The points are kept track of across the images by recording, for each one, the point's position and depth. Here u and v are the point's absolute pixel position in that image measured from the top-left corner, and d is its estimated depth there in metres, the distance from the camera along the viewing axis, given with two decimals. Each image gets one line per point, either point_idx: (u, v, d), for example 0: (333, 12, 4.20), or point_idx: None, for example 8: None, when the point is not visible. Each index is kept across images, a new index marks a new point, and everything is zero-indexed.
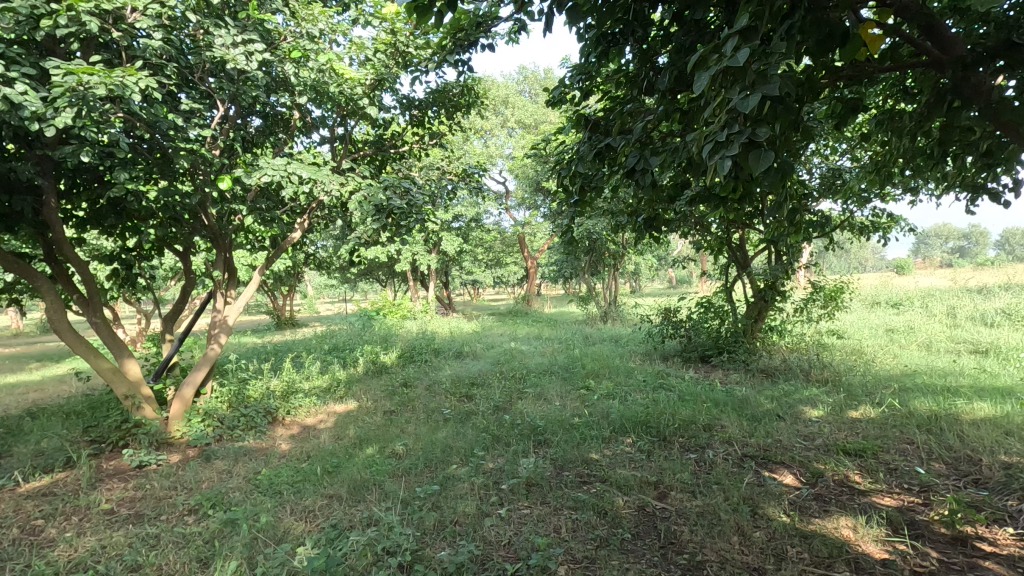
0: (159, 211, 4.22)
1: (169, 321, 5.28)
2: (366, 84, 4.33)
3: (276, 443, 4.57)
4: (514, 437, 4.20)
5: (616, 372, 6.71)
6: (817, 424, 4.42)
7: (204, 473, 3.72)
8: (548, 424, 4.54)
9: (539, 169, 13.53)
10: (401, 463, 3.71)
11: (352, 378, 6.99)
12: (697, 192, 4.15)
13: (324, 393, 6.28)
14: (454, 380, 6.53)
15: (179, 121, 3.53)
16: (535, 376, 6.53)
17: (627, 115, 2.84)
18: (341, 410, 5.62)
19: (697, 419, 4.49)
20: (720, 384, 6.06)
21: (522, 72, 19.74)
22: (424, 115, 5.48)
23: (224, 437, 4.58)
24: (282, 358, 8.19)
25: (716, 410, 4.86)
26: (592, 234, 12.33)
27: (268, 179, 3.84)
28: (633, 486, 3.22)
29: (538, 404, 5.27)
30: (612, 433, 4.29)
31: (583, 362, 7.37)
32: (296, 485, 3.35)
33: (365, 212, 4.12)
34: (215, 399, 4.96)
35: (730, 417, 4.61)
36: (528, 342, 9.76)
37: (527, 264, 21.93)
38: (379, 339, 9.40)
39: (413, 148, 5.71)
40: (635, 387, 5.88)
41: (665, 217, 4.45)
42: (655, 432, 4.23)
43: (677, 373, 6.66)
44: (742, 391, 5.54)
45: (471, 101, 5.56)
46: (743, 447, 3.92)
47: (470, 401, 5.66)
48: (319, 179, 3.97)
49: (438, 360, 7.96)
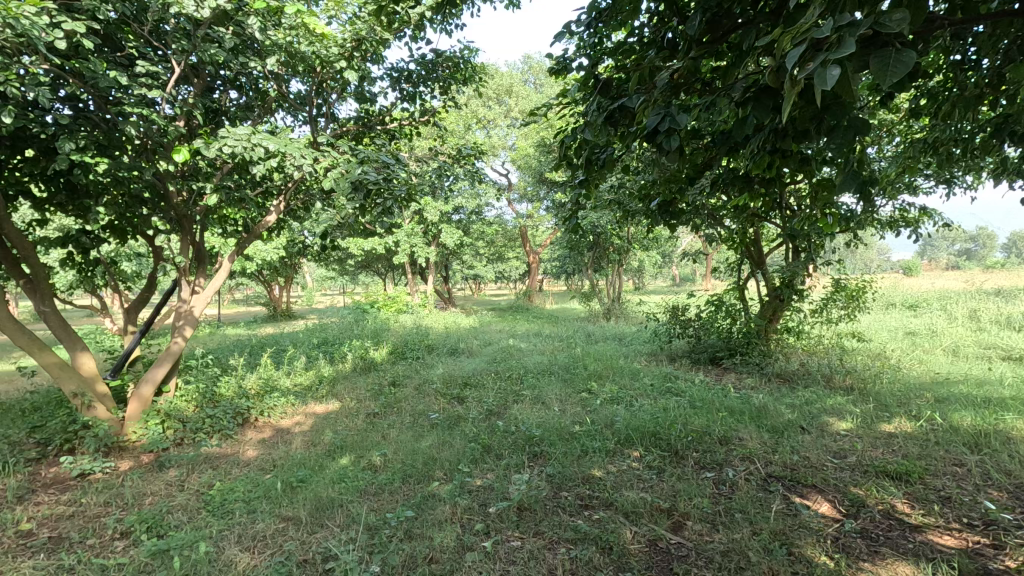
0: (112, 187, 3.76)
1: (133, 311, 4.79)
2: (347, 47, 3.86)
3: (242, 448, 4.10)
4: (506, 448, 3.74)
5: (620, 374, 6.23)
6: (847, 439, 3.94)
7: (152, 485, 3.27)
8: (545, 432, 4.07)
9: (542, 160, 13.03)
10: (377, 477, 3.25)
11: (337, 376, 6.54)
12: (717, 176, 3.67)
13: (305, 392, 5.81)
14: (446, 380, 6.06)
15: (120, 79, 3.07)
16: (533, 377, 6.05)
17: (644, 73, 2.37)
18: (321, 411, 5.16)
19: (712, 430, 4.02)
20: (735, 389, 5.57)
21: (526, 61, 19.18)
22: (416, 90, 5.00)
23: (184, 441, 4.12)
24: (266, 352, 7.73)
25: (731, 420, 4.39)
26: (596, 228, 11.84)
27: (229, 151, 3.32)
28: (642, 514, 2.76)
29: (534, 409, 4.81)
30: (617, 444, 3.82)
31: (585, 362, 6.91)
32: (251, 502, 2.91)
33: (341, 191, 3.62)
34: (178, 399, 4.49)
35: (748, 429, 4.14)
36: (528, 339, 9.30)
37: (528, 259, 21.42)
38: (369, 334, 8.92)
39: (403, 127, 5.24)
40: (641, 392, 5.40)
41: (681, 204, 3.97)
42: (665, 444, 3.76)
43: (686, 376, 6.17)
44: (758, 398, 5.06)
45: (469, 77, 5.09)
46: (767, 465, 3.45)
47: (462, 404, 5.18)
48: (289, 153, 3.48)
49: (431, 357, 7.48)
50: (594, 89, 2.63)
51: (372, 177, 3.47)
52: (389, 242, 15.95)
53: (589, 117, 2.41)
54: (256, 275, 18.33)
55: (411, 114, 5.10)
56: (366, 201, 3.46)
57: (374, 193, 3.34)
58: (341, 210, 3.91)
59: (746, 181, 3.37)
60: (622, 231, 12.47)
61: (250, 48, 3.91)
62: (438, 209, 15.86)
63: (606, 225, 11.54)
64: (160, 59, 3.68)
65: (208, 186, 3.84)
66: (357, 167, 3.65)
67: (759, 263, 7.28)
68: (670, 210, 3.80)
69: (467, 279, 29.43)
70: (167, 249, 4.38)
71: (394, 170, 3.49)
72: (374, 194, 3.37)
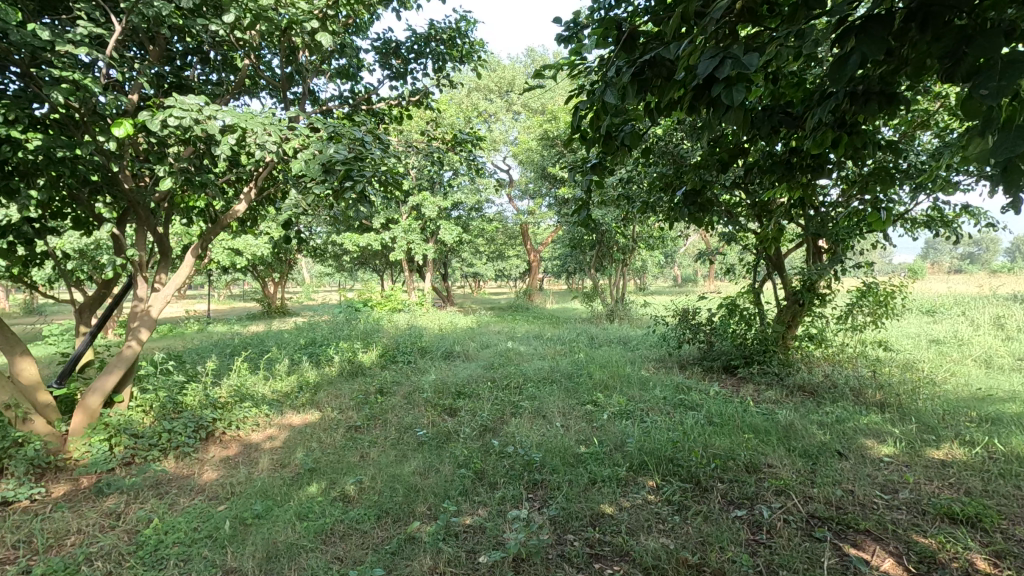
0: (50, 168, 3.24)
1: (87, 309, 4.27)
2: (322, 5, 3.36)
3: (202, 469, 3.61)
4: (501, 476, 3.25)
5: (627, 384, 5.75)
6: (892, 467, 3.44)
7: (83, 519, 2.78)
8: (546, 454, 3.58)
9: (544, 154, 12.54)
10: (347, 513, 2.76)
11: (321, 382, 6.05)
12: (750, 163, 3.17)
13: (283, 400, 5.32)
14: (438, 388, 5.58)
15: (42, 33, 2.56)
16: (533, 385, 5.56)
17: (678, 21, 1.86)
18: (297, 423, 4.67)
19: (737, 455, 3.52)
20: (754, 404, 5.08)
21: (529, 55, 18.72)
22: (407, 66, 4.45)
23: (135, 459, 3.62)
24: (248, 354, 7.24)
25: (756, 440, 3.90)
26: (600, 225, 11.34)
27: (175, 123, 2.76)
28: (667, 571, 2.27)
29: (534, 425, 4.32)
30: (629, 472, 3.33)
31: (589, 369, 6.42)
32: (192, 548, 2.42)
33: (309, 173, 3.11)
34: (133, 410, 3.99)
35: (777, 453, 3.65)
36: (527, 341, 8.83)
37: (529, 257, 20.92)
38: (360, 334, 8.44)
39: (392, 108, 4.72)
40: (652, 405, 4.91)
41: (705, 195, 3.47)
42: (684, 473, 3.27)
43: (699, 388, 5.68)
44: (782, 415, 4.57)
45: (467, 53, 4.56)
46: (806, 502, 2.94)
47: (453, 417, 4.70)
48: (251, 128, 2.95)
49: (424, 361, 7.00)
50: (613, 44, 2.13)
51: (348, 159, 2.96)
52: (385, 238, 15.49)
53: (608, 76, 1.90)
54: (249, 270, 17.85)
55: (401, 93, 4.58)
56: (341, 185, 2.95)
57: (351, 176, 2.84)
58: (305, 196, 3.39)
59: (788, 166, 2.86)
60: (627, 229, 12.00)
61: (212, 9, 3.41)
62: (437, 204, 15.39)
63: (611, 223, 11.06)
64: (104, 21, 3.19)
65: (160, 168, 3.32)
66: (328, 146, 3.15)
67: (777, 265, 6.78)
68: (694, 200, 3.29)
69: (467, 277, 28.95)
70: (120, 240, 3.86)
71: (377, 150, 2.98)
72: (350, 177, 2.86)
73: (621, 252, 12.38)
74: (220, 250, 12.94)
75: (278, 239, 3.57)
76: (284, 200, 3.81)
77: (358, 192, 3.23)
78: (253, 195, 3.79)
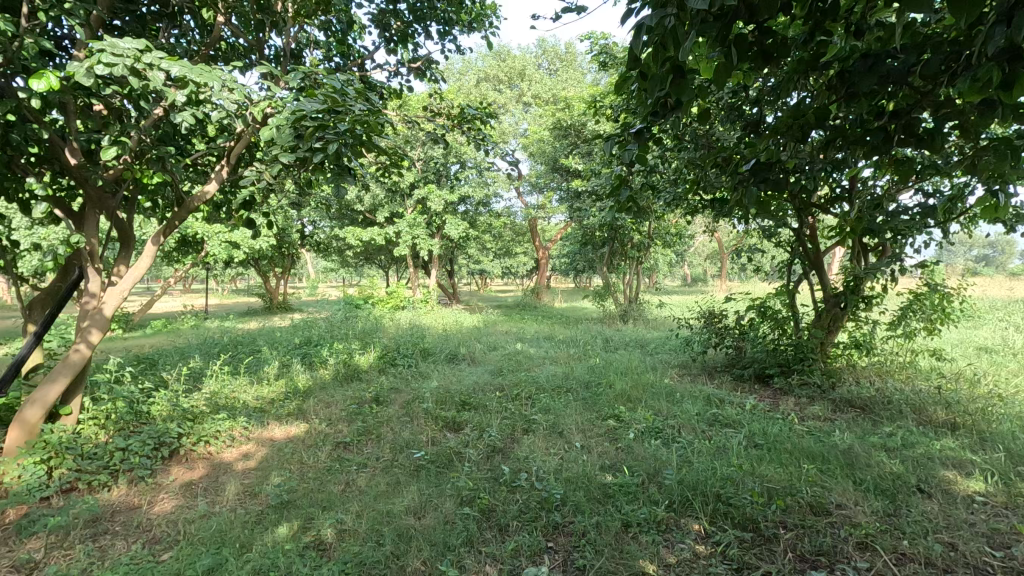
0: None
1: (38, 306, 3.70)
2: None
3: (157, 498, 3.02)
4: (512, 517, 2.67)
5: (652, 395, 5.16)
6: (990, 512, 2.82)
7: None
8: (566, 487, 2.99)
9: (556, 145, 11.96)
10: (319, 570, 2.19)
11: (312, 389, 5.50)
12: (830, 132, 2.55)
13: (268, 409, 4.74)
14: (441, 397, 5.02)
15: None
16: (546, 396, 4.96)
17: None
18: (279, 438, 4.11)
19: (799, 491, 2.92)
20: (799, 421, 4.47)
21: (540, 44, 18.21)
22: (407, 27, 3.86)
23: (79, 485, 3.04)
24: (236, 355, 6.70)
25: (815, 470, 3.29)
26: (615, 221, 10.74)
27: (108, 73, 2.16)
28: None
29: (551, 446, 3.74)
30: (668, 513, 2.74)
31: (607, 376, 5.82)
32: None
33: (277, 138, 2.49)
34: (85, 424, 3.42)
35: (845, 488, 3.03)
36: (537, 344, 8.25)
37: (538, 255, 20.33)
38: (359, 334, 7.89)
39: (391, 78, 4.13)
40: (683, 422, 4.32)
41: (768, 173, 2.84)
42: (739, 517, 2.67)
43: (733, 401, 5.07)
44: (837, 437, 3.96)
45: (478, 15, 3.95)
46: (899, 562, 2.34)
47: (457, 433, 4.13)
48: (205, 81, 2.34)
49: (426, 365, 6.41)
50: None
51: (330, 122, 2.35)
52: (390, 232, 14.95)
53: None
54: (249, 264, 17.39)
55: (400, 60, 3.98)
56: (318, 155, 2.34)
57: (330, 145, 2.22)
58: (275, 170, 2.80)
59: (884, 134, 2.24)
60: (642, 225, 11.39)
61: None
62: (443, 198, 14.83)
63: (627, 218, 10.45)
64: None
65: (106, 136, 2.74)
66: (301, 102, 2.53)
67: (816, 263, 6.15)
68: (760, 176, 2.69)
69: (474, 273, 28.39)
70: (68, 225, 3.29)
71: (370, 112, 2.37)
72: (330, 144, 2.25)
73: (635, 250, 11.73)
74: (217, 244, 12.43)
75: (244, 226, 2.98)
76: (257, 177, 3.21)
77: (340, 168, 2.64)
78: (226, 173, 3.21)
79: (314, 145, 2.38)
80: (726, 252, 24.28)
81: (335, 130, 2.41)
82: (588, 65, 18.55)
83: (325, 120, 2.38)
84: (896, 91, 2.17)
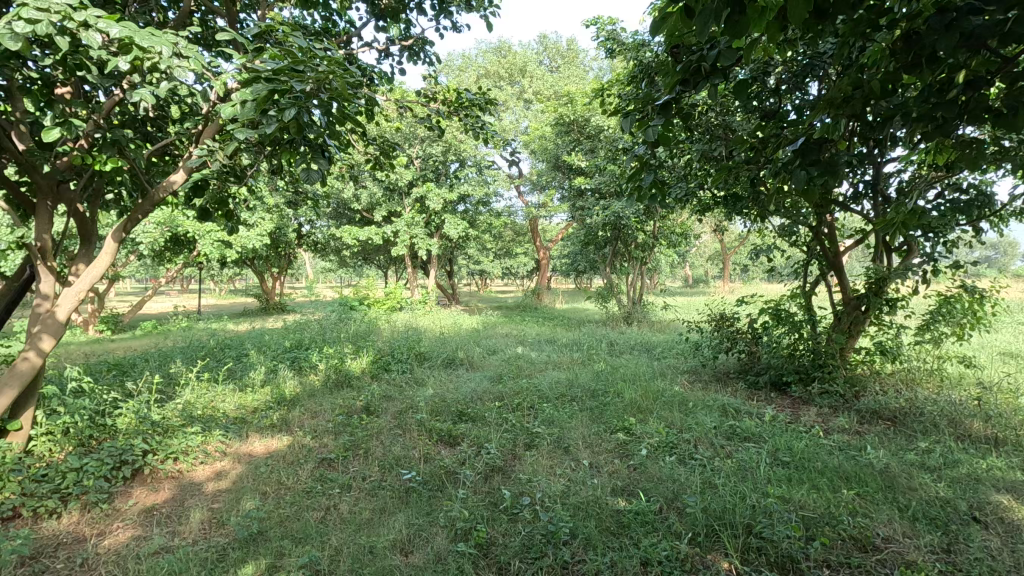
0: None
1: None
2: None
3: (110, 527, 2.68)
4: (513, 557, 2.32)
5: (662, 404, 4.82)
6: None
7: None
8: (575, 516, 2.65)
9: (558, 142, 11.62)
10: None
11: (299, 397, 5.15)
12: (886, 110, 2.19)
13: (247, 420, 4.39)
14: (436, 405, 4.68)
15: None
16: (549, 406, 4.61)
17: None
18: (258, 453, 3.76)
19: (840, 522, 2.57)
20: (824, 434, 4.13)
21: (541, 41, 17.94)
22: (399, 2, 3.50)
23: (21, 512, 2.68)
24: (221, 360, 6.35)
25: (854, 494, 2.93)
26: (618, 219, 10.40)
27: (27, 31, 1.80)
28: None
29: (555, 466, 3.38)
30: (693, 549, 2.39)
31: (613, 383, 5.47)
32: None
33: (231, 108, 2.07)
34: (37, 440, 3.07)
35: (890, 517, 2.68)
36: (539, 347, 7.89)
37: (539, 255, 19.99)
38: (352, 337, 7.53)
39: (382, 60, 3.78)
40: (699, 436, 3.98)
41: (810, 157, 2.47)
42: (775, 557, 2.32)
43: (750, 411, 4.72)
44: (870, 453, 3.61)
45: None
46: None
47: (452, 448, 3.79)
48: (145, 42, 1.95)
49: (421, 371, 6.06)
50: None
51: (287, 83, 1.94)
52: (387, 232, 14.59)
53: None
54: (244, 263, 17.06)
55: (390, 38, 3.63)
56: (275, 125, 1.94)
57: (288, 112, 1.83)
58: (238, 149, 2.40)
59: (958, 107, 1.86)
60: (647, 225, 11.04)
61: None
62: (442, 197, 14.48)
63: (631, 218, 10.11)
64: None
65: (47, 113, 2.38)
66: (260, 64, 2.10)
67: (835, 263, 5.81)
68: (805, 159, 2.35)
69: (474, 274, 28.03)
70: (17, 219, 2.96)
71: (341, 74, 1.97)
72: (287, 111, 1.84)
73: (638, 251, 11.37)
74: (208, 242, 12.11)
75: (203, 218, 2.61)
76: (203, 150, 2.75)
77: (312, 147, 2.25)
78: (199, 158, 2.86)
79: (273, 114, 1.98)
80: (729, 253, 23.92)
81: (296, 96, 2.00)
82: (589, 63, 18.26)
83: (280, 81, 1.96)
84: (973, 56, 1.82)
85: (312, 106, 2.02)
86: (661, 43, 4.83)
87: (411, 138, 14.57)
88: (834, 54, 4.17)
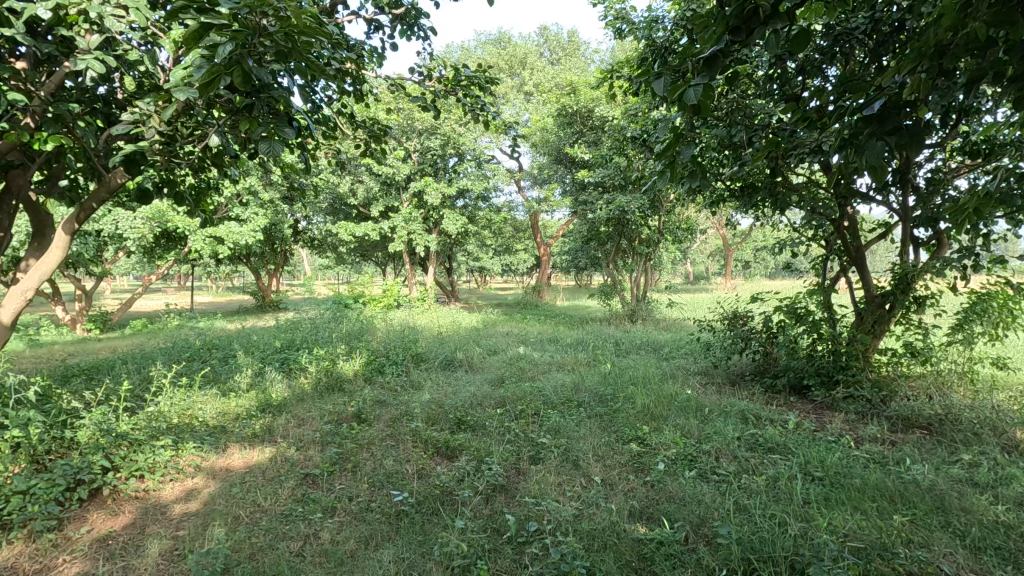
0: None
1: None
2: None
3: (55, 562, 2.33)
4: None
5: (676, 410, 4.48)
6: None
7: None
8: (590, 548, 2.31)
9: (560, 135, 11.26)
10: None
11: (285, 403, 4.79)
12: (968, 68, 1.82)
13: (229, 428, 4.04)
14: (433, 412, 4.34)
15: None
16: (556, 413, 4.26)
17: None
18: (236, 468, 3.41)
19: (897, 553, 2.23)
20: (856, 445, 3.79)
21: (541, 33, 17.59)
22: None
23: None
24: (206, 362, 6.00)
25: (903, 518, 2.60)
26: (623, 214, 10.05)
27: None
28: None
29: (564, 484, 3.04)
30: None
31: (622, 387, 5.13)
32: None
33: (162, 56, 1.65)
34: None
35: (949, 546, 2.35)
36: (541, 347, 7.55)
37: (539, 251, 19.63)
38: (346, 337, 7.19)
39: (371, 32, 3.42)
40: (720, 448, 3.63)
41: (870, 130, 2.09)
42: None
43: (771, 418, 4.39)
44: (911, 467, 3.27)
45: None
46: None
47: (450, 462, 3.45)
48: None
49: (418, 374, 5.71)
50: None
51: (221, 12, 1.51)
52: (384, 228, 14.23)
53: None
54: (238, 260, 16.69)
55: (378, 6, 3.26)
56: (209, 71, 1.52)
57: (220, 48, 1.42)
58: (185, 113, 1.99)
59: None
60: (651, 219, 10.69)
61: None
62: (441, 191, 14.10)
63: (636, 212, 9.76)
64: None
65: None
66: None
67: (857, 259, 5.47)
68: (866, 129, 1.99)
69: (474, 271, 27.66)
70: None
71: (290, 1, 1.50)
72: (220, 48, 1.42)
73: (643, 247, 11.00)
74: (199, 238, 11.74)
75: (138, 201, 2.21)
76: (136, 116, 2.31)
77: (277, 113, 1.89)
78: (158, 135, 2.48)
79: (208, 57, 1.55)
80: (733, 249, 23.54)
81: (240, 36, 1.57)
82: (591, 55, 17.87)
83: (216, 12, 1.54)
84: None
85: (264, 51, 1.61)
86: (676, 22, 4.47)
87: (408, 131, 14.19)
88: (866, 31, 3.82)
